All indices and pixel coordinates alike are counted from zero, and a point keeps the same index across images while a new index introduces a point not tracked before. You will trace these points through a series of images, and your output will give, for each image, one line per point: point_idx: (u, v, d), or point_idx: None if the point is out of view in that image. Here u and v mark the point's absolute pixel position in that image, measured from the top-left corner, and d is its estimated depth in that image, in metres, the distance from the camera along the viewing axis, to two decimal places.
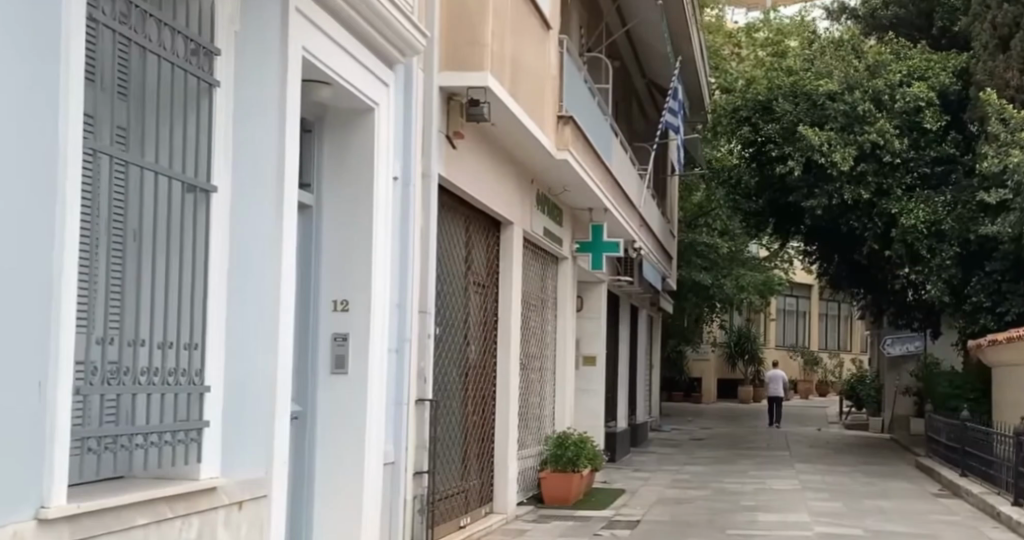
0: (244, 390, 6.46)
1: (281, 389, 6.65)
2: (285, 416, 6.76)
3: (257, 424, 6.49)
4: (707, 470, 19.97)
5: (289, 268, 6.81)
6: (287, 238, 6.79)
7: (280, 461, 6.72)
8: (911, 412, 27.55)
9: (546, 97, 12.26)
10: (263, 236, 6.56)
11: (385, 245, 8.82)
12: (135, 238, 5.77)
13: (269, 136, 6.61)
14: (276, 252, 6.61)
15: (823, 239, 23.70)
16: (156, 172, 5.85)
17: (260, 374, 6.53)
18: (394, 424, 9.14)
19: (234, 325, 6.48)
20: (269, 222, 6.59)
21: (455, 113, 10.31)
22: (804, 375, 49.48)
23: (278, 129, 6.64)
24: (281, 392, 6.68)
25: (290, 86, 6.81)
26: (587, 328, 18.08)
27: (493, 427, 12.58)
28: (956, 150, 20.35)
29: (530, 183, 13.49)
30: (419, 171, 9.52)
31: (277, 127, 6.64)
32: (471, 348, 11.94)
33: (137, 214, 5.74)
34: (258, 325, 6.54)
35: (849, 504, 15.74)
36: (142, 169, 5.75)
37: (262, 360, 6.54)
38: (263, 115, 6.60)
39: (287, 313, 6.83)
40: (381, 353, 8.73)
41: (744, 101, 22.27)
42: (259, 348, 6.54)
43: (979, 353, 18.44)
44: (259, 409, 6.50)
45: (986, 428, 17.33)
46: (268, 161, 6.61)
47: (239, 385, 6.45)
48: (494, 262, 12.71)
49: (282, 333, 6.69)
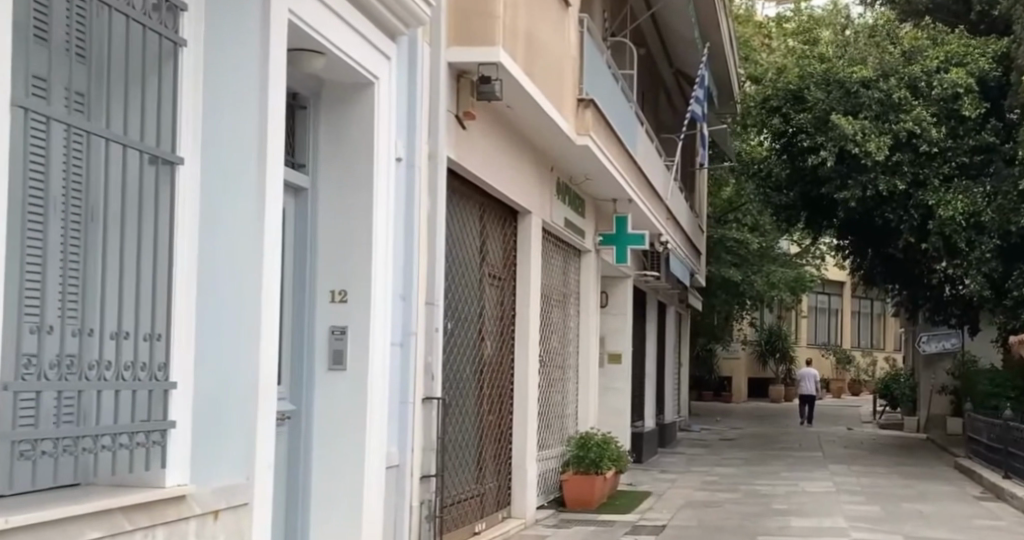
0: (222, 392, 5.83)
1: (266, 391, 6.01)
2: (270, 421, 6.11)
3: (235, 432, 5.87)
4: (737, 472, 19.21)
5: (275, 256, 6.15)
6: (275, 223, 6.13)
7: (265, 467, 6.03)
8: (948, 411, 26.72)
9: (567, 77, 11.60)
10: (249, 222, 5.95)
11: (386, 231, 8.14)
12: (81, 211, 5.12)
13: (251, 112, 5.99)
14: (260, 238, 5.98)
15: (857, 233, 22.87)
16: (108, 139, 5.18)
17: (242, 375, 5.91)
18: (400, 426, 8.45)
19: (203, 316, 5.79)
20: (252, 207, 5.96)
21: (465, 91, 9.58)
22: (836, 374, 48.61)
23: (259, 103, 6.03)
24: (267, 395, 6.04)
25: (275, 53, 6.15)
26: (610, 325, 17.37)
27: (511, 426, 11.93)
28: (995, 138, 19.34)
29: (550, 170, 12.82)
30: (425, 151, 8.82)
31: (260, 106, 6.03)
32: (485, 344, 11.23)
33: (81, 183, 5.09)
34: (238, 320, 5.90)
35: (886, 508, 14.96)
36: (90, 134, 5.09)
37: (242, 360, 5.90)
38: (242, 87, 5.97)
39: (274, 305, 6.16)
40: (383, 349, 8.05)
41: (775, 89, 21.58)
42: (236, 346, 5.89)
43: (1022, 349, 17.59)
44: (239, 416, 5.88)
45: None
46: (249, 140, 5.98)
47: (214, 386, 5.80)
48: (511, 255, 12.00)
49: (268, 327, 6.05)
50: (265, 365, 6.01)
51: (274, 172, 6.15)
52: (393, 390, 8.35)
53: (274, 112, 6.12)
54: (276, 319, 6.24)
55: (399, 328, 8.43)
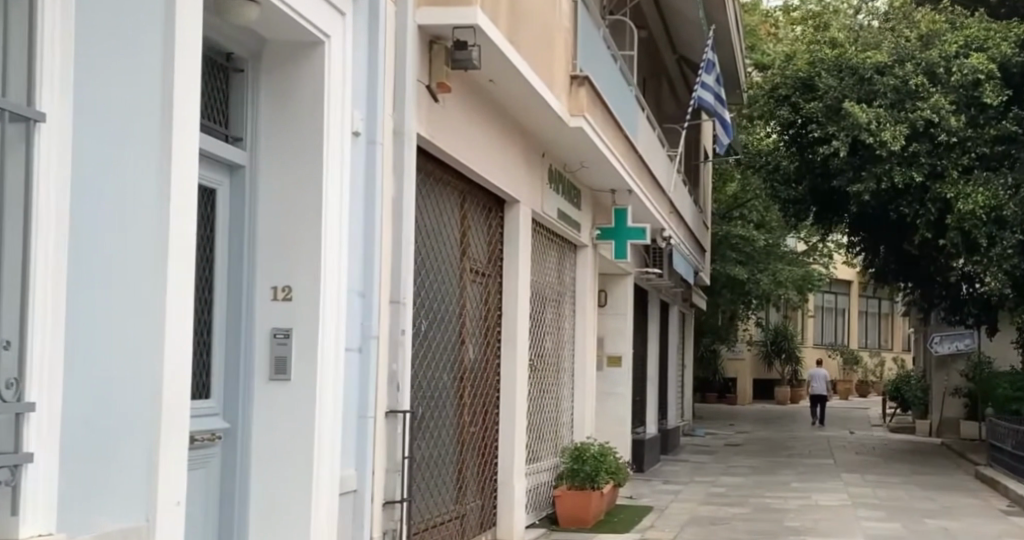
0: (102, 395, 4.75)
1: (176, 389, 5.10)
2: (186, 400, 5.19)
3: (124, 436, 4.86)
4: (744, 482, 17.95)
5: (183, 233, 5.17)
6: (190, 190, 5.25)
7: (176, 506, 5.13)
8: (962, 416, 25.43)
9: (558, 54, 10.21)
10: (146, 177, 5.01)
11: (340, 218, 6.93)
12: None
13: (155, 63, 5.08)
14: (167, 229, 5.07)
15: (870, 229, 21.59)
16: None
17: (132, 372, 4.90)
18: (358, 444, 7.21)
19: (73, 308, 4.64)
20: (155, 167, 5.06)
21: (438, 61, 8.26)
22: (843, 375, 47.29)
23: (164, 70, 5.12)
24: (173, 399, 5.08)
25: (184, 17, 5.25)
26: (608, 326, 16.08)
27: (496, 441, 10.37)
28: (1017, 128, 17.96)
29: (542, 157, 11.44)
30: (388, 126, 7.57)
31: (164, 70, 5.11)
32: (467, 348, 9.71)
33: None
34: (141, 307, 4.96)
35: (907, 525, 13.72)
36: None
37: (143, 362, 4.96)
38: (148, 29, 5.04)
39: (185, 295, 5.19)
40: (336, 357, 6.87)
41: (784, 78, 20.23)
42: (143, 344, 4.97)
43: None
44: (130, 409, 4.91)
45: None
46: (151, 109, 5.06)
47: (83, 386, 4.67)
48: (497, 248, 10.51)
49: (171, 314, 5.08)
50: (171, 362, 5.07)
51: (185, 155, 5.22)
52: (348, 403, 7.10)
53: (178, 80, 5.18)
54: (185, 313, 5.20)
55: (356, 329, 7.19)
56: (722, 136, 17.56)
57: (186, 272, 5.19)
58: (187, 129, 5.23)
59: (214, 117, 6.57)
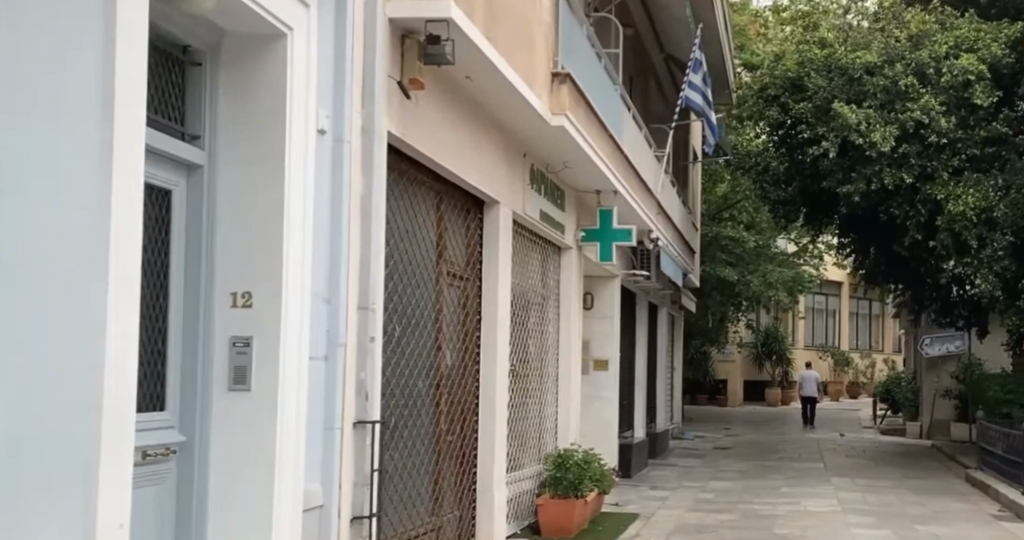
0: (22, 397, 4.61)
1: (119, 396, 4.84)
2: (129, 389, 4.91)
3: (54, 443, 4.66)
4: (733, 487, 17.65)
5: (132, 226, 4.93)
6: (135, 184, 4.95)
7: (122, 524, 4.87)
8: (953, 418, 25.19)
9: (538, 50, 9.87)
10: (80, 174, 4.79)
11: (302, 221, 6.60)
12: None
13: (93, 52, 4.84)
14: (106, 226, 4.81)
15: (861, 231, 21.27)
16: None
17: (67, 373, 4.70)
18: (324, 456, 6.89)
19: None
20: (94, 162, 4.81)
21: (411, 54, 7.93)
22: (834, 377, 47.18)
23: (105, 57, 4.86)
24: (118, 404, 4.84)
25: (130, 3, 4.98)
26: (594, 329, 15.76)
27: (475, 452, 10.02)
28: (1008, 129, 17.79)
29: (523, 156, 11.05)
30: (356, 125, 7.23)
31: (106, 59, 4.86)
32: (444, 354, 9.38)
33: None
34: (77, 306, 4.75)
35: (898, 531, 13.42)
36: None
37: (78, 368, 4.73)
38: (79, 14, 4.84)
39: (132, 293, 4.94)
40: (299, 366, 6.54)
41: (773, 78, 19.92)
42: (78, 350, 4.74)
43: None
44: (70, 404, 4.70)
45: None
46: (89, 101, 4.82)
47: None
48: (476, 251, 10.17)
49: (117, 309, 4.84)
50: (114, 369, 4.82)
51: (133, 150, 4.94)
52: (312, 414, 6.80)
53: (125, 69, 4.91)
54: (133, 308, 4.95)
55: (321, 337, 6.89)
56: (711, 135, 17.24)
57: (130, 267, 4.92)
58: (136, 113, 4.97)
59: (168, 115, 6.26)
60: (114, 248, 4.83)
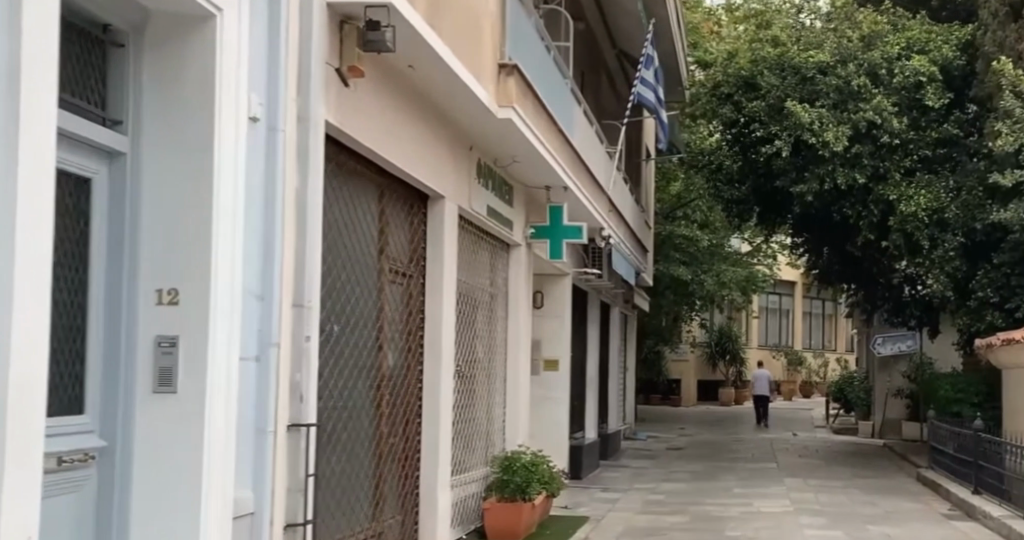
0: None
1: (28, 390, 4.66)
2: (39, 385, 4.74)
3: None
4: (685, 488, 17.46)
5: (40, 214, 4.75)
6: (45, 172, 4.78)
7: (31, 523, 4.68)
8: (904, 417, 25.19)
9: (484, 41, 9.60)
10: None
11: (233, 215, 6.30)
12: None
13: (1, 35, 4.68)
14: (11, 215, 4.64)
15: (814, 230, 21.18)
16: None
17: None
18: (257, 462, 6.59)
19: None
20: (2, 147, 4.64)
21: (350, 42, 7.66)
22: (788, 376, 47.33)
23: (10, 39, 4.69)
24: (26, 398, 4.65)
25: None
26: (544, 327, 15.58)
27: (419, 454, 9.73)
28: (959, 131, 17.98)
29: (468, 150, 10.75)
30: (291, 115, 6.93)
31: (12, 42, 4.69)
32: (386, 353, 9.09)
33: None
34: None
35: (851, 531, 13.26)
36: None
37: None
38: None
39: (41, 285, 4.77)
40: (229, 367, 6.23)
41: (726, 76, 19.72)
42: None
43: (988, 353, 15.66)
44: None
45: (997, 441, 14.82)
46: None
47: None
48: (420, 247, 9.90)
49: (24, 301, 4.67)
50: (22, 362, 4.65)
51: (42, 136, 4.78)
52: (242, 418, 6.49)
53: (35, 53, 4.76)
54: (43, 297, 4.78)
55: (252, 336, 6.58)
56: (664, 131, 17.05)
57: (39, 257, 4.75)
58: (47, 96, 4.79)
59: (87, 97, 5.95)
60: (20, 238, 4.66)
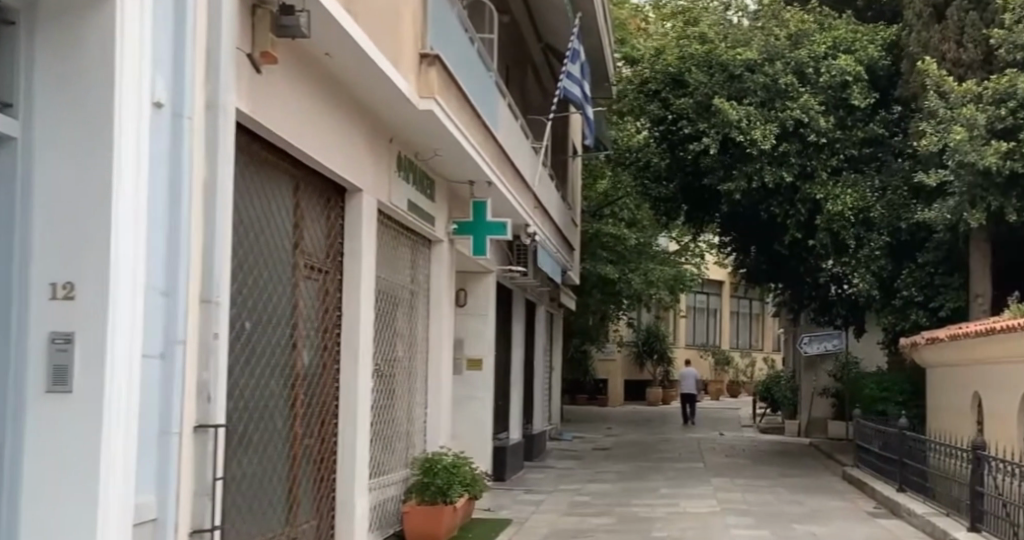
0: None
1: None
2: None
3: None
4: (610, 489, 17.30)
5: None
6: None
7: None
8: (830, 416, 25.27)
9: (404, 29, 9.34)
10: None
11: (135, 204, 5.97)
12: None
13: None
14: None
15: (741, 229, 21.17)
16: None
17: None
18: (161, 466, 6.21)
19: None
20: None
21: (261, 26, 7.32)
22: (715, 375, 47.61)
23: None
24: None
25: None
26: (467, 326, 15.29)
27: (335, 456, 9.43)
28: (884, 131, 18.15)
29: (389, 142, 10.46)
30: (199, 101, 6.57)
31: None
32: (300, 352, 8.77)
33: None
34: None
35: (777, 531, 13.13)
36: None
37: None
38: None
39: None
40: (132, 365, 5.89)
41: (653, 73, 19.56)
42: None
43: (910, 349, 15.59)
44: None
45: (922, 438, 14.84)
46: None
47: None
48: (337, 241, 9.59)
49: None
50: None
51: None
52: (146, 420, 6.10)
53: None
54: None
55: (157, 335, 6.22)
56: (591, 127, 16.88)
57: None
58: None
59: None
60: None
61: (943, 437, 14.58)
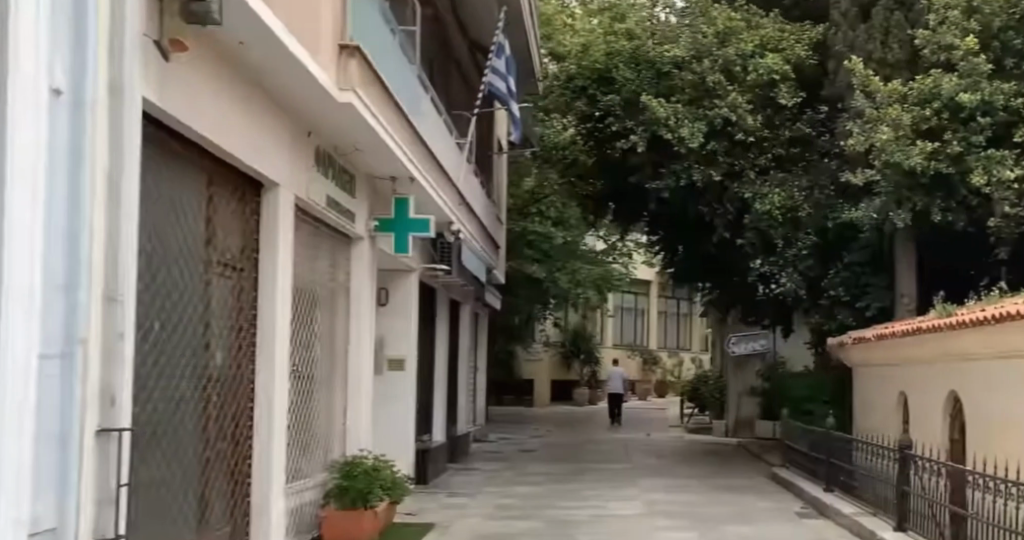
0: None
1: None
2: None
3: None
4: (536, 491, 17.12)
5: None
6: None
7: None
8: (756, 415, 25.32)
9: (321, 18, 9.01)
10: None
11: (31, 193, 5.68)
12: None
13: None
14: None
15: (667, 227, 21.12)
16: None
17: None
18: (58, 473, 5.78)
19: None
20: None
21: (167, 12, 6.98)
22: (643, 374, 48.14)
23: None
24: None
25: None
26: (390, 325, 15.00)
27: (250, 461, 9.11)
28: (811, 131, 18.13)
29: (308, 136, 10.18)
30: (102, 86, 6.20)
31: None
32: (213, 353, 8.47)
33: None
34: None
35: (704, 533, 13.01)
36: None
37: None
38: None
39: None
40: (26, 362, 5.60)
41: (580, 69, 19.34)
42: None
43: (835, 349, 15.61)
44: None
45: (847, 438, 14.84)
46: None
47: None
48: (252, 235, 9.28)
49: None
50: None
51: None
52: (41, 423, 5.72)
53: None
54: None
55: (54, 332, 5.81)
56: (517, 122, 16.68)
57: None
58: None
59: None
60: None
61: (868, 437, 14.60)
